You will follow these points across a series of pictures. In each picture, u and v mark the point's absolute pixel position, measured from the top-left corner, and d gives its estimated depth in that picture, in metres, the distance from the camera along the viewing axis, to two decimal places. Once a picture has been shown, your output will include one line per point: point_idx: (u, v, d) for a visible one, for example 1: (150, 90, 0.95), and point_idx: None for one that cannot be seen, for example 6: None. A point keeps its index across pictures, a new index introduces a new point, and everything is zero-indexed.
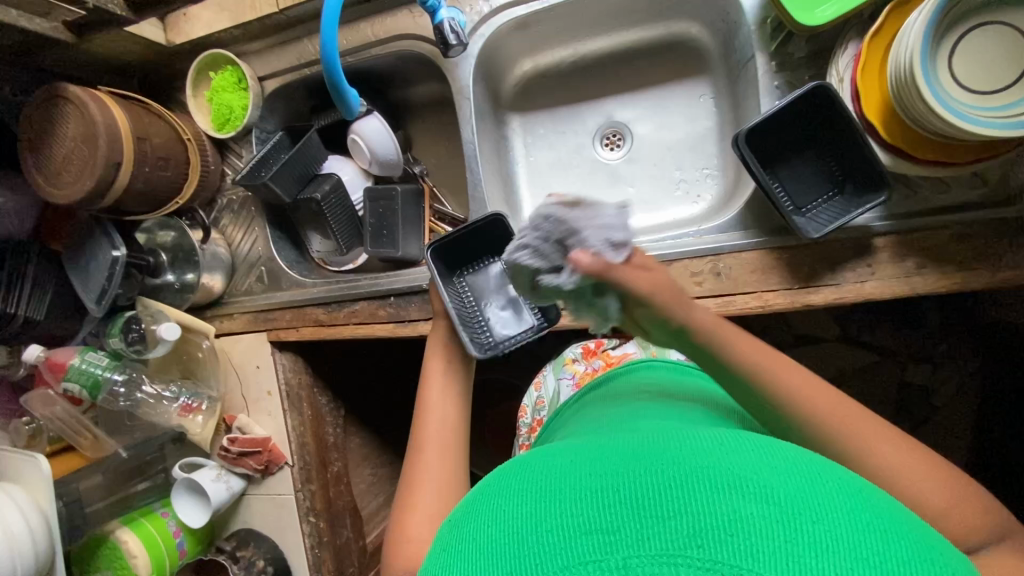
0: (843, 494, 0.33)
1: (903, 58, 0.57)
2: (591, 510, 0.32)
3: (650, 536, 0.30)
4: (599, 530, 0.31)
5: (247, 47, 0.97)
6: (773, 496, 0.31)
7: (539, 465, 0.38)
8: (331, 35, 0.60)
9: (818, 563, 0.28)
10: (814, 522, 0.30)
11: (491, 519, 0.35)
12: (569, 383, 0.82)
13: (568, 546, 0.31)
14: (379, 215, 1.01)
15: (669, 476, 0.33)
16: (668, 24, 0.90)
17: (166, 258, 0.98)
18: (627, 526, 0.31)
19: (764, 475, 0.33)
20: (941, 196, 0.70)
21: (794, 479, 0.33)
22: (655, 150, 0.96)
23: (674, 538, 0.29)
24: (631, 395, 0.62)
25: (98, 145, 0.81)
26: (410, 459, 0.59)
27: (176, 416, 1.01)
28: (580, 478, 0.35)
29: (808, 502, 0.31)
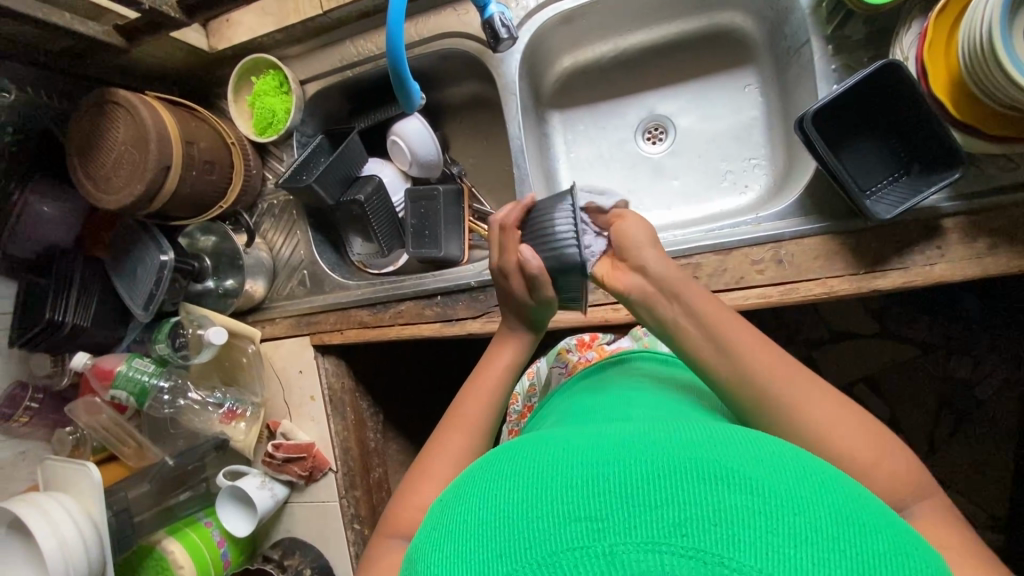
0: (826, 487, 0.33)
1: (980, 30, 0.57)
2: (581, 497, 0.31)
3: (637, 524, 0.30)
4: (587, 517, 0.30)
5: (289, 51, 0.98)
6: (759, 488, 0.31)
7: (526, 449, 0.38)
8: (397, 27, 0.59)
9: (796, 554, 0.28)
10: (796, 514, 0.30)
11: (481, 503, 0.35)
12: (562, 372, 0.82)
13: (555, 532, 0.30)
14: (421, 216, 1.01)
15: (656, 464, 0.32)
16: (712, 16, 0.90)
17: (209, 263, 0.97)
18: (616, 514, 0.30)
19: (749, 467, 0.33)
20: (1011, 174, 0.68)
21: (779, 472, 0.33)
22: (699, 142, 0.95)
23: (660, 527, 0.29)
24: (632, 386, 0.62)
25: (149, 149, 0.81)
26: (429, 455, 0.59)
27: (219, 423, 1.00)
28: (568, 462, 0.34)
29: (791, 495, 0.31)
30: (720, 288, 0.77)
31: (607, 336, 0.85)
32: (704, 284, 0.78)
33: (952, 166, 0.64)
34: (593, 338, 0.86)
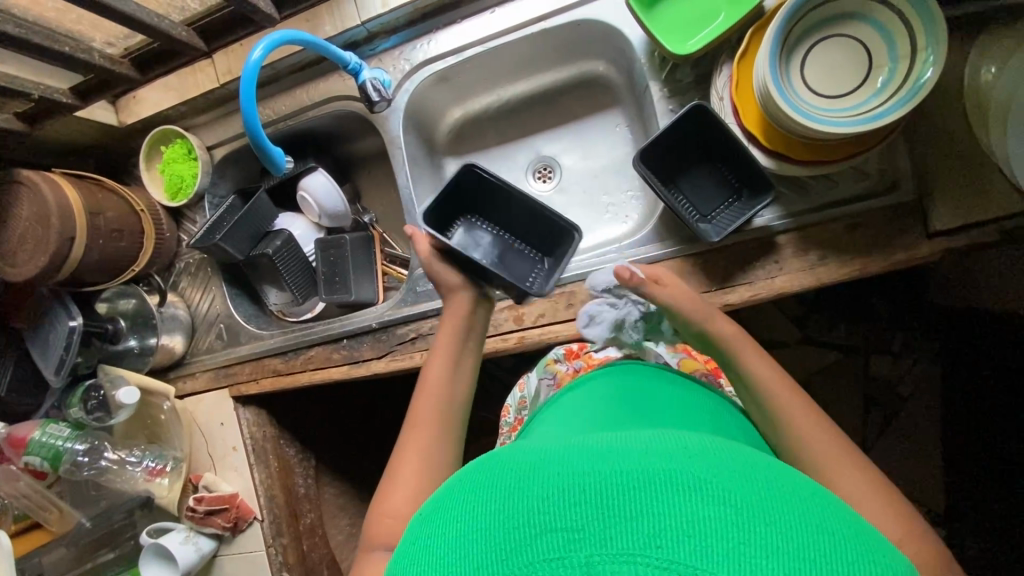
0: (800, 497, 0.32)
1: (761, 71, 0.64)
2: (558, 506, 0.30)
3: (614, 535, 0.28)
4: (564, 527, 0.29)
5: (195, 121, 1.05)
6: (731, 498, 0.29)
7: (506, 457, 0.36)
8: (250, 106, 0.66)
9: (768, 564, 0.27)
10: (765, 523, 0.28)
11: (460, 513, 0.33)
12: (549, 383, 0.79)
13: (531, 545, 0.29)
14: (331, 263, 1.06)
15: (631, 469, 0.31)
16: (578, 64, 0.98)
17: (125, 324, 1.01)
18: (592, 523, 0.29)
19: (728, 474, 0.31)
20: (832, 192, 0.76)
21: (753, 480, 0.31)
22: (583, 178, 1.02)
23: (635, 538, 0.28)
24: (615, 391, 0.63)
25: (51, 224, 0.86)
26: (393, 465, 0.62)
27: (143, 481, 1.02)
28: (545, 469, 0.33)
29: (766, 504, 0.29)
30: None
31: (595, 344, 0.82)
32: (579, 310, 0.85)
33: (767, 188, 0.72)
34: (580, 347, 0.82)
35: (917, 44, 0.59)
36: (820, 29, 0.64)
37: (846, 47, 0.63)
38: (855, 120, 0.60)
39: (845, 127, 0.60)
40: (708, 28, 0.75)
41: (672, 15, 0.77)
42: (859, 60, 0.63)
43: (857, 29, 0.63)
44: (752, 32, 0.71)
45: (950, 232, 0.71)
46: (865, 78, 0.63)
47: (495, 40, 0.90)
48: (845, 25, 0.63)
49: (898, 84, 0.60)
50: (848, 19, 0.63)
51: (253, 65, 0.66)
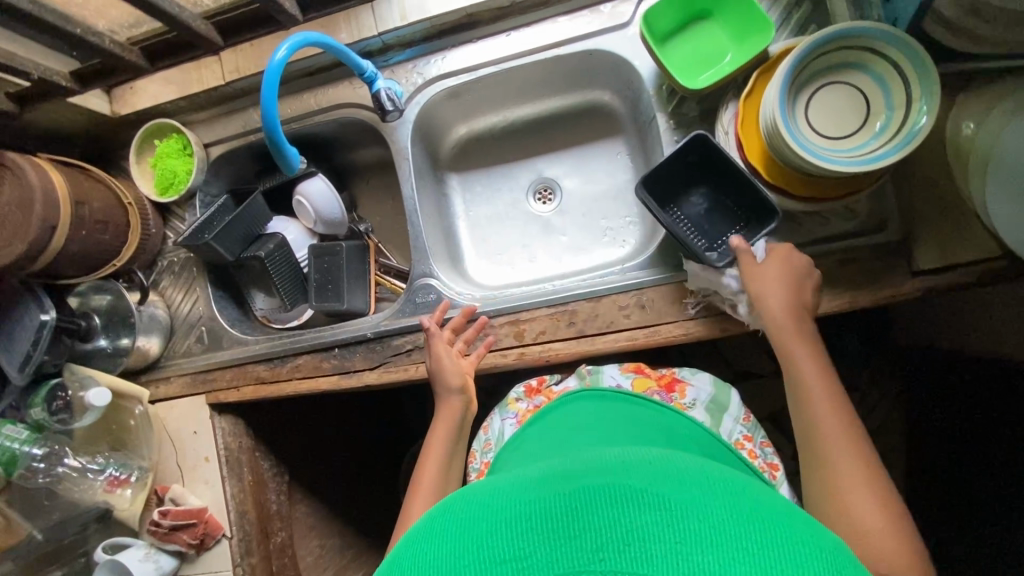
0: (729, 493, 0.35)
1: (769, 111, 0.67)
2: (510, 538, 0.33)
3: (561, 556, 0.31)
4: (513, 556, 0.32)
5: (194, 117, 1.02)
6: (664, 503, 0.32)
7: (460, 501, 0.38)
8: (269, 103, 0.65)
9: (704, 558, 0.29)
10: (697, 520, 0.31)
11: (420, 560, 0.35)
12: (513, 421, 0.82)
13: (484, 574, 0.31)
14: (324, 271, 1.04)
15: (574, 495, 0.34)
16: (585, 93, 1.01)
17: (99, 322, 0.96)
18: (541, 550, 0.32)
19: (663, 484, 0.34)
20: (823, 228, 0.80)
21: (687, 485, 0.34)
22: (582, 202, 1.05)
23: (580, 556, 0.31)
24: (578, 427, 0.69)
25: (32, 210, 0.81)
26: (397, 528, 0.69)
27: (102, 491, 0.96)
28: (495, 509, 0.35)
29: (697, 503, 0.32)
30: (593, 332, 0.85)
31: (555, 377, 0.87)
32: (580, 329, 0.85)
33: (771, 213, 0.75)
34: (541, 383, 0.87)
35: (913, 94, 0.63)
36: (822, 75, 0.68)
37: (846, 94, 0.68)
38: (858, 161, 0.64)
39: (850, 166, 0.64)
40: (716, 66, 0.79)
41: (683, 50, 0.81)
42: (858, 106, 0.68)
43: (857, 78, 0.68)
44: (758, 73, 0.76)
45: (933, 271, 0.76)
46: (863, 122, 0.68)
47: (507, 62, 0.92)
48: (845, 73, 0.68)
49: (895, 129, 0.65)
50: (848, 69, 0.68)
51: (277, 64, 0.66)
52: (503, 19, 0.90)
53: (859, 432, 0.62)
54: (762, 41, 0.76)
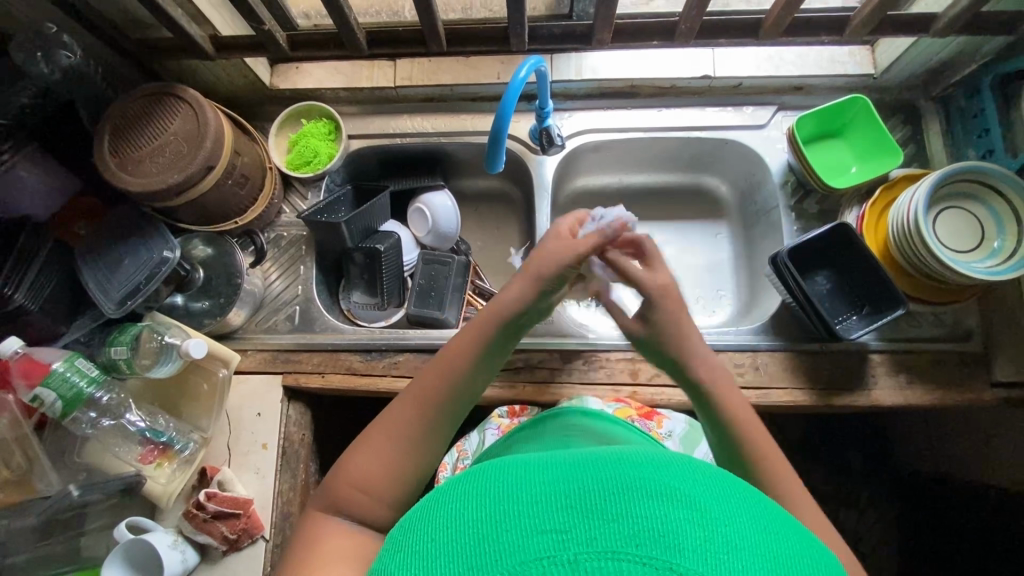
0: (746, 501, 0.38)
1: (907, 219, 0.80)
2: (548, 514, 0.35)
3: (597, 535, 0.33)
4: (553, 529, 0.34)
5: (344, 109, 1.06)
6: (692, 503, 0.35)
7: (497, 470, 0.41)
8: (507, 110, 0.72)
9: (726, 559, 0.33)
10: (721, 525, 0.35)
11: (453, 519, 0.37)
12: (492, 434, 0.90)
13: (525, 545, 0.34)
14: (430, 278, 1.04)
15: (612, 482, 0.36)
16: (699, 176, 1.12)
17: (202, 276, 0.91)
18: (578, 526, 0.34)
19: (690, 485, 0.37)
20: (916, 329, 0.90)
21: (710, 487, 0.38)
22: (679, 268, 1.11)
23: (618, 537, 0.33)
24: (564, 436, 0.68)
25: (201, 146, 0.81)
26: (374, 426, 0.63)
27: (134, 460, 0.84)
28: (534, 484, 0.37)
29: (719, 506, 0.36)
30: None
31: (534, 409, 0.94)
32: None
33: (894, 304, 0.83)
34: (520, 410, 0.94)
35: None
36: (943, 199, 0.83)
37: (961, 216, 0.82)
38: (983, 271, 0.77)
39: (981, 276, 0.76)
40: (843, 175, 0.94)
41: (817, 158, 0.95)
42: (971, 229, 0.82)
43: (972, 206, 0.82)
44: (882, 188, 0.89)
45: (1008, 384, 0.87)
46: (977, 243, 0.81)
47: (654, 132, 1.03)
48: (964, 201, 0.82)
49: (1009, 253, 0.79)
50: (967, 198, 0.82)
51: (520, 80, 0.73)
52: (658, 97, 1.03)
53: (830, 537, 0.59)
54: (889, 163, 0.90)
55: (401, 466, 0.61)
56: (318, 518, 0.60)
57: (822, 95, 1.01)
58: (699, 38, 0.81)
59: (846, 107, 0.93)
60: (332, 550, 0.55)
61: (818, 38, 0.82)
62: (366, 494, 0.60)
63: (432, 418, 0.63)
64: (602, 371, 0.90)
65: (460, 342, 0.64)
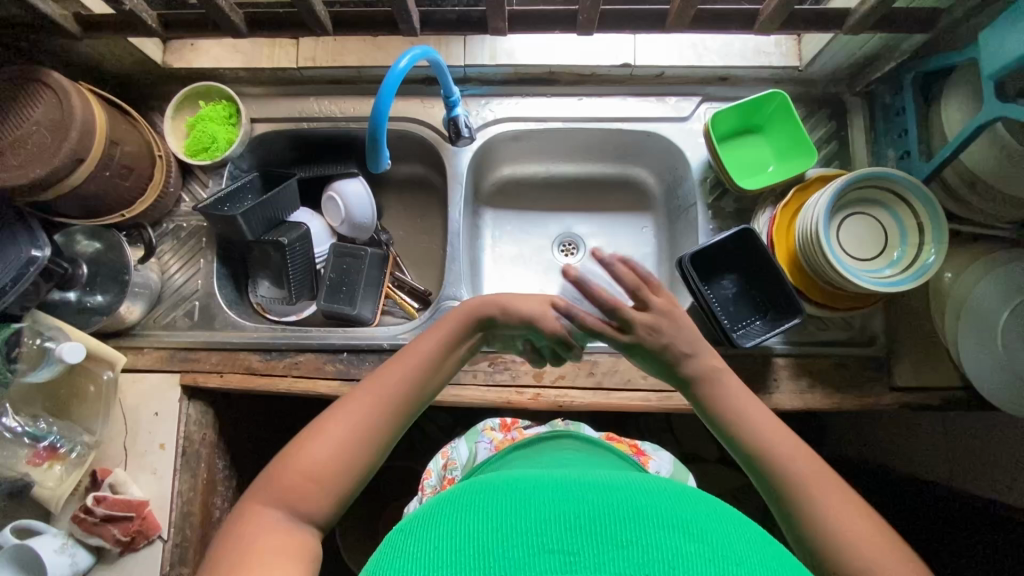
0: (755, 540, 0.40)
1: (810, 225, 0.78)
2: (558, 537, 0.37)
3: (607, 560, 0.36)
4: (563, 551, 0.36)
5: (248, 90, 1.00)
6: (698, 538, 0.38)
7: (508, 491, 0.43)
8: (384, 106, 0.67)
9: None
10: (734, 563, 0.36)
11: (458, 533, 0.39)
12: (487, 447, 0.81)
13: (532, 563, 0.36)
14: (341, 271, 1.00)
15: (622, 516, 0.39)
16: (625, 167, 1.08)
17: (86, 273, 0.87)
18: (588, 551, 0.36)
19: (703, 521, 0.40)
20: (822, 332, 0.90)
21: (717, 524, 0.40)
22: (604, 262, 1.08)
23: (627, 565, 0.35)
24: (557, 456, 0.67)
25: (67, 136, 0.75)
26: (327, 414, 0.61)
27: (23, 463, 0.82)
28: (544, 509, 0.40)
29: (730, 548, 0.38)
30: (612, 386, 0.88)
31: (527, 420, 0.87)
32: (598, 380, 0.88)
33: (794, 311, 0.83)
34: (513, 423, 0.86)
35: (925, 237, 0.76)
36: (850, 203, 0.81)
37: (867, 224, 0.81)
38: (874, 283, 0.76)
39: (873, 286, 0.74)
40: (760, 174, 0.92)
41: (733, 156, 0.93)
42: (873, 235, 0.80)
43: (882, 213, 0.80)
44: (795, 189, 0.87)
45: (906, 389, 0.87)
46: (878, 252, 0.80)
47: (573, 122, 0.99)
48: (872, 209, 0.81)
49: (907, 263, 0.77)
50: (874, 205, 0.81)
51: (399, 71, 0.68)
52: (579, 85, 0.98)
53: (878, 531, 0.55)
54: (803, 163, 0.87)
55: (351, 465, 0.59)
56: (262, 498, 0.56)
57: (747, 86, 0.97)
58: (602, 28, 0.76)
59: (765, 102, 0.89)
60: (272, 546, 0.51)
61: (730, 30, 0.78)
62: (324, 481, 0.57)
63: (376, 423, 0.61)
64: (507, 373, 0.89)
65: (420, 339, 0.68)
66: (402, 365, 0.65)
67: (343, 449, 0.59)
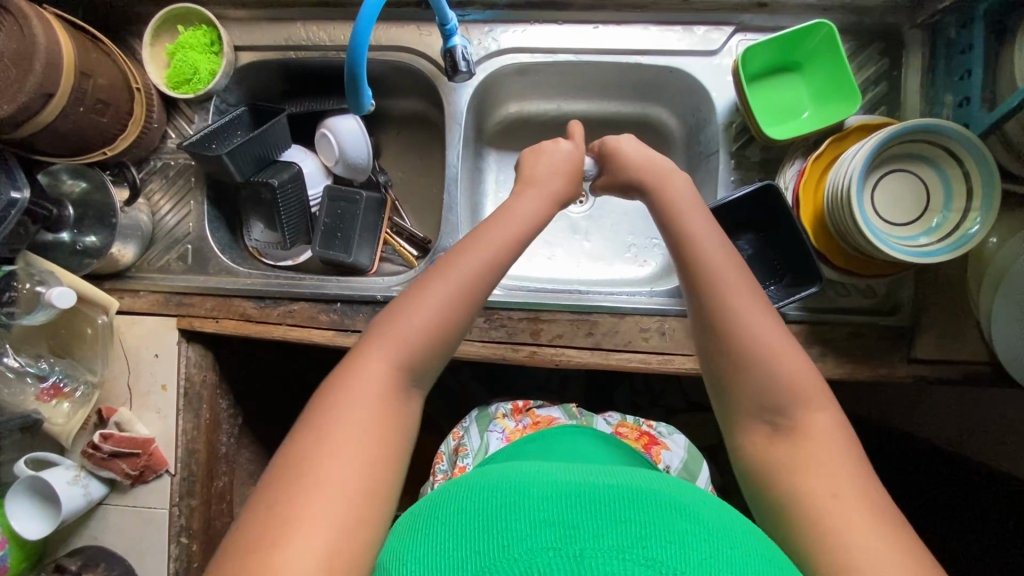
0: (732, 535, 0.45)
1: (841, 185, 0.70)
2: (560, 514, 0.43)
3: (602, 534, 0.42)
4: (564, 526, 0.42)
5: (230, 13, 0.92)
6: (680, 531, 0.43)
7: (513, 478, 0.49)
8: (362, 39, 0.60)
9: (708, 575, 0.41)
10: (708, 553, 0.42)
11: (472, 520, 0.46)
12: (498, 437, 0.77)
13: (538, 538, 0.42)
14: (336, 216, 0.95)
15: (612, 501, 0.45)
16: (644, 107, 0.98)
17: (73, 214, 0.85)
18: (586, 524, 0.42)
19: (684, 511, 0.46)
20: (842, 298, 0.83)
21: (698, 520, 0.45)
22: (613, 213, 1.02)
23: (621, 541, 0.41)
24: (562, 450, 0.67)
25: (31, 69, 0.69)
26: (438, 265, 0.65)
27: (32, 399, 0.85)
28: (546, 494, 0.45)
29: (706, 540, 0.43)
30: (611, 347, 0.85)
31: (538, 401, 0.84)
32: (598, 341, 0.85)
33: (813, 279, 0.77)
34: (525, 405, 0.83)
35: (972, 203, 0.67)
36: (890, 160, 0.72)
37: (909, 180, 0.72)
38: (906, 251, 0.68)
39: (906, 256, 0.67)
40: (792, 121, 0.82)
41: (764, 98, 0.82)
42: (917, 190, 0.72)
43: (925, 171, 0.71)
44: (832, 139, 0.77)
45: (929, 361, 0.81)
46: (919, 214, 0.72)
47: (586, 55, 0.88)
48: (916, 166, 0.71)
49: (946, 231, 0.69)
50: (919, 162, 0.71)
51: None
52: (594, 10, 0.87)
53: (793, 346, 0.61)
54: (844, 110, 0.77)
55: (435, 332, 0.61)
56: (377, 349, 0.59)
57: (788, 14, 0.84)
58: None
59: (807, 35, 0.78)
60: (353, 412, 0.55)
61: None
62: (411, 345, 0.60)
63: (470, 290, 0.64)
64: (504, 329, 0.86)
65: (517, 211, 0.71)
66: (503, 228, 0.68)
67: (439, 318, 0.62)
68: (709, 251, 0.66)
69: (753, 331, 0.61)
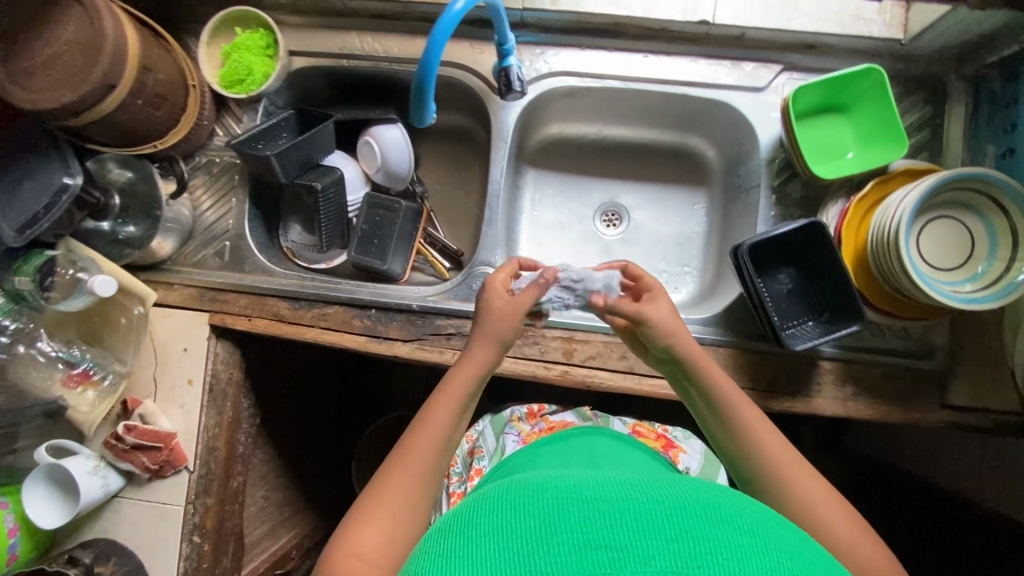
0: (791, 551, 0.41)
1: (889, 225, 0.70)
2: (605, 531, 0.39)
3: (654, 556, 0.38)
4: (611, 547, 0.38)
5: (287, 19, 0.94)
6: (741, 547, 0.39)
7: (551, 488, 0.45)
8: (433, 55, 0.61)
9: None
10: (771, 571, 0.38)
11: (509, 529, 0.41)
12: (515, 440, 0.77)
13: (583, 556, 0.38)
14: (374, 224, 0.96)
15: (663, 516, 0.40)
16: (684, 137, 0.99)
17: (118, 204, 0.85)
18: (635, 544, 0.38)
19: (739, 524, 0.42)
20: (876, 339, 0.83)
21: (755, 535, 0.41)
22: (647, 238, 1.02)
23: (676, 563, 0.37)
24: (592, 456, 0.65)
25: (98, 60, 0.70)
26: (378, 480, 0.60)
27: (58, 385, 0.84)
28: (588, 507, 0.41)
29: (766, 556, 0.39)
30: (643, 372, 0.84)
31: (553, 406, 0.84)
32: (630, 364, 0.85)
33: (854, 318, 0.77)
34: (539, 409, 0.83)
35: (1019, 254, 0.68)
36: (936, 207, 0.73)
37: (956, 229, 0.73)
38: (952, 296, 0.68)
39: (956, 303, 0.67)
40: (836, 162, 0.83)
41: (809, 137, 0.84)
42: (964, 241, 0.72)
43: (973, 220, 0.72)
44: (877, 181, 0.78)
45: (961, 407, 0.81)
46: (962, 261, 0.73)
47: (635, 83, 0.90)
48: (964, 215, 0.72)
49: (992, 278, 0.70)
50: (967, 211, 0.72)
51: (454, 14, 0.61)
52: (646, 40, 0.89)
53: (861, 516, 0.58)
54: (890, 154, 0.78)
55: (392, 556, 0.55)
56: None
57: (836, 58, 0.86)
58: None
59: (857, 79, 0.80)
60: None
61: None
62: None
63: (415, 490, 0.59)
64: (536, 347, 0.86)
65: (446, 393, 0.66)
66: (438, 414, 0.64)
67: (411, 493, 0.59)
68: (750, 420, 0.65)
69: (816, 497, 0.59)
